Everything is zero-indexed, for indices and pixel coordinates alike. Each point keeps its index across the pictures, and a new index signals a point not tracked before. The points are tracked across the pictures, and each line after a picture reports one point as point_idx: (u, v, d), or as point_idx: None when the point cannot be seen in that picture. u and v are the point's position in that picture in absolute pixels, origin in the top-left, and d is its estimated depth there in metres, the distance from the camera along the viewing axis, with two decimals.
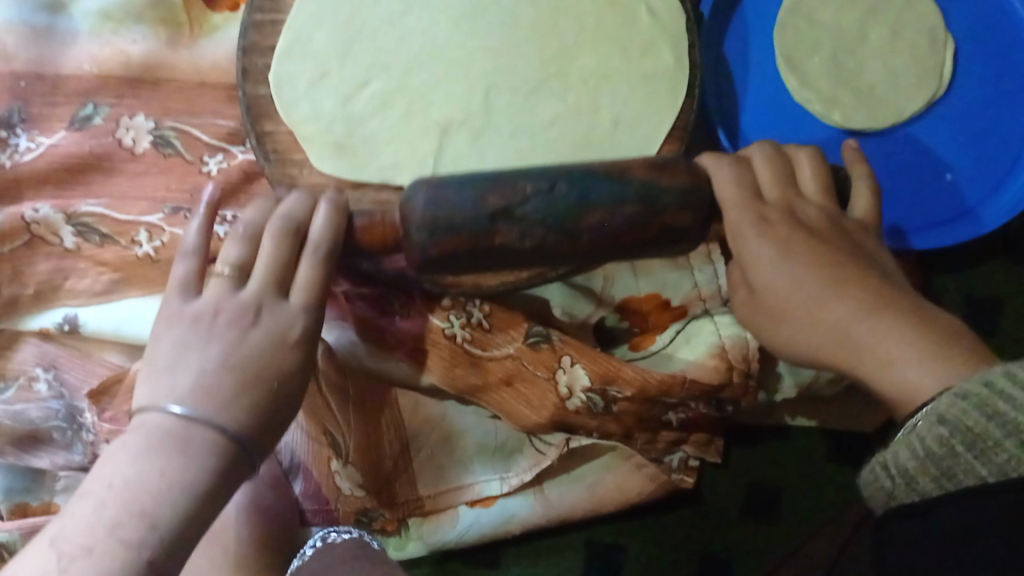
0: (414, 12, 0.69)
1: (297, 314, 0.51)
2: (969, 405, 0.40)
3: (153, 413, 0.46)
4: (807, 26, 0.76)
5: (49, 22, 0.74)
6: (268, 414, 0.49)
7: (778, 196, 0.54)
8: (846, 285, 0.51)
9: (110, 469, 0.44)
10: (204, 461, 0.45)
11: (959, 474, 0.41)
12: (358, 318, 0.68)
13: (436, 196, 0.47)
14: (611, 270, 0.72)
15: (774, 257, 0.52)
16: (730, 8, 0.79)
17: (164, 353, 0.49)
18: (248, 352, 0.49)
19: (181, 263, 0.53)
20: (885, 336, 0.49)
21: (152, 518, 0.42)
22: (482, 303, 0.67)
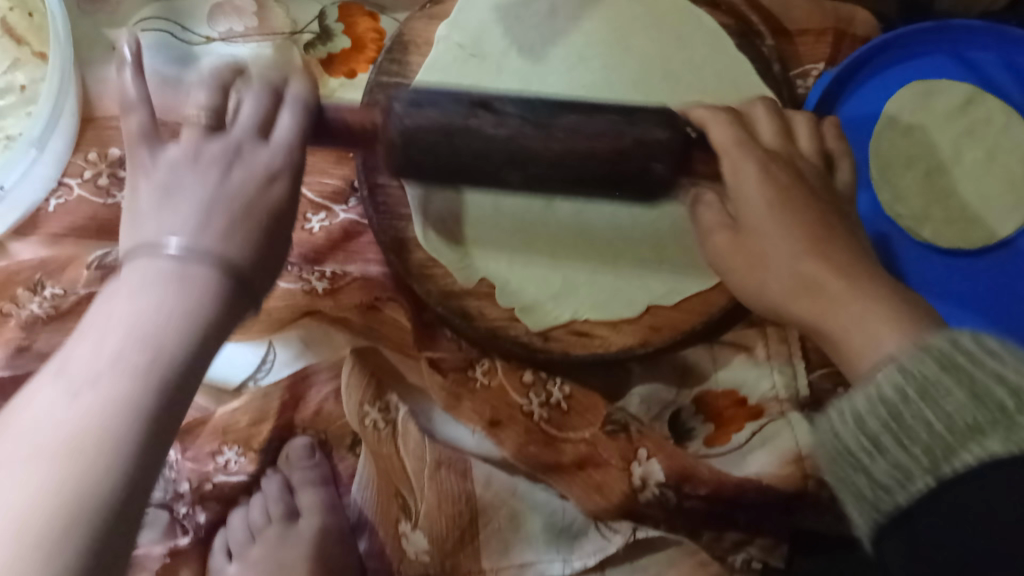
0: (529, 90, 0.72)
1: (276, 151, 0.50)
2: (927, 355, 0.39)
3: (155, 253, 0.43)
4: (903, 138, 0.77)
5: (176, 72, 0.77)
6: (264, 249, 0.47)
7: (778, 147, 0.58)
8: (824, 246, 0.51)
9: (105, 308, 0.40)
10: (198, 293, 0.42)
11: (908, 420, 0.38)
12: (439, 384, 0.71)
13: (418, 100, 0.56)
14: (691, 361, 0.74)
15: (768, 199, 0.53)
16: (834, 107, 0.80)
17: (146, 186, 0.47)
18: (230, 187, 0.47)
19: (135, 112, 0.51)
20: (855, 292, 0.47)
21: (157, 341, 0.39)
22: (563, 384, 0.72)
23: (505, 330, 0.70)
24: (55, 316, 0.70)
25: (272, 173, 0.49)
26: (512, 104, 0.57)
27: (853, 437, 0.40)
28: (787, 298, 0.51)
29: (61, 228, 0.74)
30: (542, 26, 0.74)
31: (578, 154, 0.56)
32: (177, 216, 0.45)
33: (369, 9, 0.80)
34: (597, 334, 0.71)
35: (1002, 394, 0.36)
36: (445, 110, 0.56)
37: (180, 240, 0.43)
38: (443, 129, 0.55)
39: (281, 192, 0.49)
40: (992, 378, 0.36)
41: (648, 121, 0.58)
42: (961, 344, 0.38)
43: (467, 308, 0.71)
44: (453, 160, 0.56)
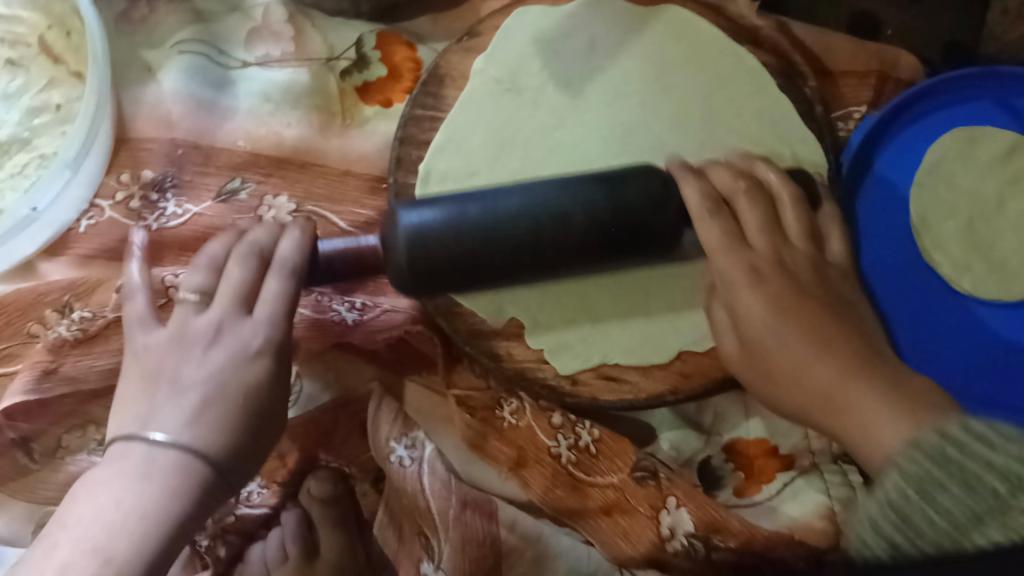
0: (567, 126, 0.71)
1: (259, 326, 0.59)
2: (920, 454, 0.46)
3: (133, 444, 0.53)
4: (945, 188, 0.77)
5: (213, 97, 0.78)
6: (241, 447, 0.55)
7: (767, 245, 0.62)
8: (829, 351, 0.57)
9: (71, 511, 0.50)
10: (165, 486, 0.51)
11: (915, 518, 0.44)
12: (464, 423, 0.70)
13: (418, 216, 0.57)
14: (722, 408, 0.73)
15: (763, 312, 0.60)
16: (868, 158, 0.79)
17: (128, 395, 0.56)
18: (232, 379, 0.57)
19: (136, 298, 0.62)
20: (862, 403, 0.53)
21: (106, 553, 0.48)
22: (592, 427, 0.70)
23: (534, 370, 0.70)
24: (82, 341, 0.69)
25: (257, 353, 0.58)
26: (513, 193, 0.59)
27: (893, 532, 0.45)
28: (806, 404, 0.57)
29: (91, 250, 0.73)
30: (581, 62, 0.73)
31: (570, 226, 0.58)
32: (138, 412, 0.55)
33: (407, 38, 0.79)
34: (627, 379, 0.70)
35: (993, 479, 0.43)
36: (452, 212, 0.58)
37: (166, 436, 0.53)
38: (451, 229, 0.57)
39: (264, 368, 0.58)
40: (983, 465, 0.43)
41: (625, 181, 0.60)
42: (954, 439, 0.46)
43: (496, 350, 0.70)
44: (481, 261, 0.58)
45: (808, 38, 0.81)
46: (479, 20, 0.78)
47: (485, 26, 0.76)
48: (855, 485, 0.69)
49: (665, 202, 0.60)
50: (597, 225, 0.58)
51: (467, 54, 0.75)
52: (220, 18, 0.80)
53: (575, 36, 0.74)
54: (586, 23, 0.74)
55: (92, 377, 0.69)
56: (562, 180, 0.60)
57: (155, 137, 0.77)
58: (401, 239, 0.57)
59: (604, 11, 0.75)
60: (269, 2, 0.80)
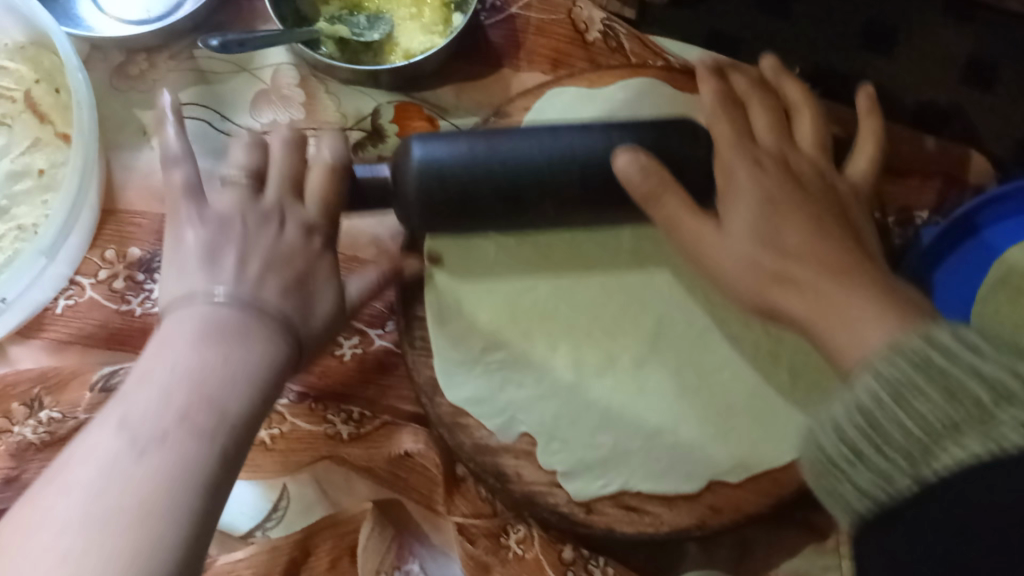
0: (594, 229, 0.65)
1: (313, 216, 0.57)
2: (900, 356, 0.40)
3: (190, 309, 0.47)
4: (1014, 305, 0.68)
5: (209, 167, 0.71)
6: (307, 316, 0.52)
7: (774, 146, 0.58)
8: (821, 225, 0.52)
9: (157, 365, 0.43)
10: (258, 334, 0.47)
11: (884, 424, 0.39)
12: (465, 552, 0.64)
13: (435, 144, 0.57)
14: (750, 543, 0.66)
15: (757, 198, 0.53)
16: (926, 273, 0.70)
17: (194, 248, 0.52)
18: (285, 244, 0.54)
19: (176, 166, 0.56)
20: (839, 302, 0.47)
21: (218, 402, 0.42)
22: (606, 562, 0.65)
23: (545, 497, 0.63)
24: (50, 443, 0.62)
25: (314, 226, 0.57)
26: (522, 139, 0.58)
27: (837, 446, 0.42)
28: (761, 285, 0.51)
29: (68, 334, 0.67)
30: None
31: (588, 160, 0.57)
32: (207, 266, 0.50)
33: (427, 112, 0.73)
34: (649, 511, 0.63)
35: (977, 391, 0.37)
36: (474, 144, 0.58)
37: (229, 291, 0.48)
38: (470, 166, 0.57)
39: (321, 244, 0.56)
40: (968, 372, 0.37)
41: (666, 129, 0.59)
42: (941, 346, 0.39)
43: (502, 470, 0.63)
44: (469, 198, 0.57)
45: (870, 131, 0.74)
46: (508, 98, 0.71)
47: (514, 106, 0.70)
48: None
49: (710, 154, 0.58)
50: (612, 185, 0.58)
51: None
52: (225, 78, 0.73)
53: None
54: (619, 112, 0.67)
55: None
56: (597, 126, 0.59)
57: (145, 210, 0.70)
58: (412, 173, 0.57)
59: (648, 97, 0.69)
60: (280, 64, 0.73)
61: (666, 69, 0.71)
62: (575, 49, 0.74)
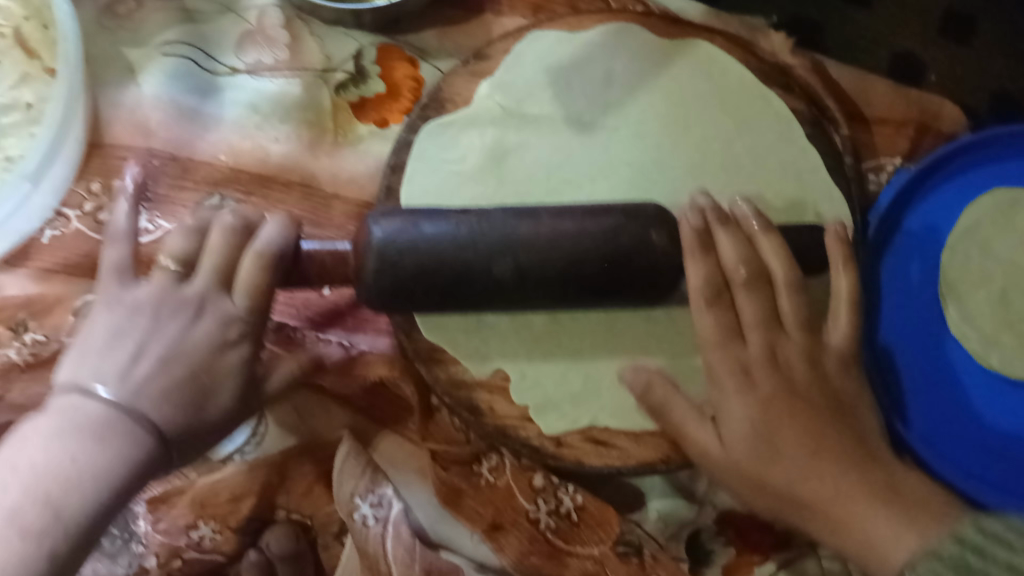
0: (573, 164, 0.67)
1: (235, 313, 0.57)
2: (942, 566, 0.49)
3: (80, 400, 0.50)
4: (979, 254, 0.71)
5: (197, 104, 0.73)
6: (201, 420, 0.53)
7: (761, 337, 0.59)
8: (822, 447, 0.56)
9: (20, 454, 0.47)
10: (123, 449, 0.48)
11: None
12: (439, 480, 0.65)
13: (392, 227, 0.55)
14: (716, 477, 0.68)
15: (753, 420, 0.57)
16: (898, 219, 0.73)
17: (98, 336, 0.54)
18: (196, 337, 0.55)
19: (116, 246, 0.58)
20: (858, 509, 0.53)
21: (58, 507, 0.45)
22: (575, 492, 0.66)
23: (516, 430, 0.64)
24: (34, 363, 0.65)
25: (234, 318, 0.56)
26: (472, 221, 0.56)
27: None
28: (750, 492, 0.58)
29: (53, 263, 0.68)
30: (597, 96, 0.69)
31: (577, 249, 0.56)
32: (99, 364, 0.52)
33: (409, 55, 0.74)
34: (616, 445, 0.64)
35: (1001, 573, 0.47)
36: (439, 226, 0.56)
37: (110, 395, 0.50)
38: (427, 253, 0.55)
39: (236, 358, 0.56)
40: (1005, 567, 0.47)
41: (637, 221, 0.58)
42: (973, 544, 0.49)
43: (475, 404, 0.65)
44: (454, 279, 0.55)
45: (844, 80, 0.76)
46: (491, 41, 0.73)
47: (494, 49, 0.70)
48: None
49: (655, 258, 0.57)
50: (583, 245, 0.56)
51: (474, 81, 0.69)
52: (211, 18, 0.74)
53: (593, 66, 0.70)
54: (606, 54, 0.70)
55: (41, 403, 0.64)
56: (564, 209, 0.58)
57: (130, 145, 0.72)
58: (371, 247, 0.55)
59: (625, 42, 0.70)
60: (265, 5, 0.75)
61: (645, 14, 0.72)
62: None
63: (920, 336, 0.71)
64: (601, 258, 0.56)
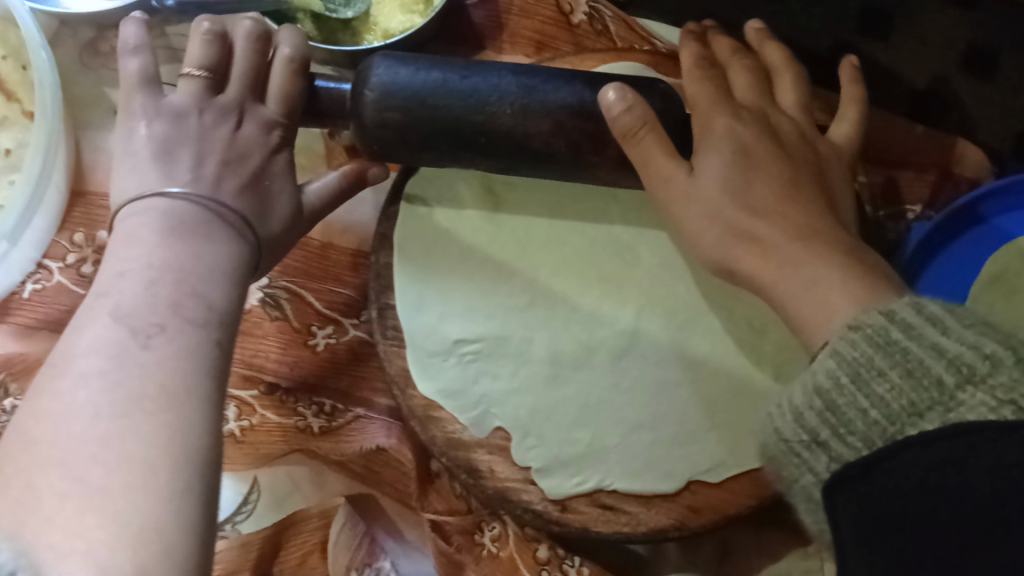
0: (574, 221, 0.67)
1: (265, 122, 0.55)
2: (863, 338, 0.40)
3: (157, 199, 0.48)
4: (1009, 300, 0.64)
5: None
6: (283, 215, 0.54)
7: (756, 104, 0.57)
8: (794, 201, 0.51)
9: (127, 250, 0.45)
10: (218, 251, 0.47)
11: (843, 407, 0.39)
12: (438, 551, 0.62)
13: (391, 69, 0.54)
14: (730, 543, 0.65)
15: (730, 156, 0.52)
16: (918, 267, 0.68)
17: (144, 146, 0.51)
18: (239, 142, 0.53)
19: (129, 60, 0.54)
20: (810, 261, 0.48)
21: (206, 296, 0.45)
22: (581, 564, 0.63)
23: (518, 493, 0.61)
24: None
25: (273, 123, 0.55)
26: (478, 75, 0.54)
27: (793, 430, 0.42)
28: (723, 255, 0.51)
29: (35, 320, 0.65)
30: None
31: (570, 111, 0.54)
32: (175, 168, 0.50)
33: None
34: (625, 510, 0.62)
35: (938, 368, 0.36)
36: (433, 78, 0.54)
37: (183, 189, 0.48)
38: (416, 94, 0.53)
39: (285, 155, 0.56)
40: (929, 352, 0.37)
41: (644, 92, 0.56)
42: (903, 322, 0.39)
43: (476, 467, 0.61)
44: (430, 119, 0.53)
45: (861, 120, 0.72)
46: None
47: None
48: None
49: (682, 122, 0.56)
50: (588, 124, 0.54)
51: None
52: None
53: None
54: None
55: None
56: (567, 74, 0.57)
57: None
58: (370, 91, 0.53)
59: None
60: None
61: (652, 52, 0.69)
62: (562, 32, 0.72)
63: None
64: (574, 111, 0.54)
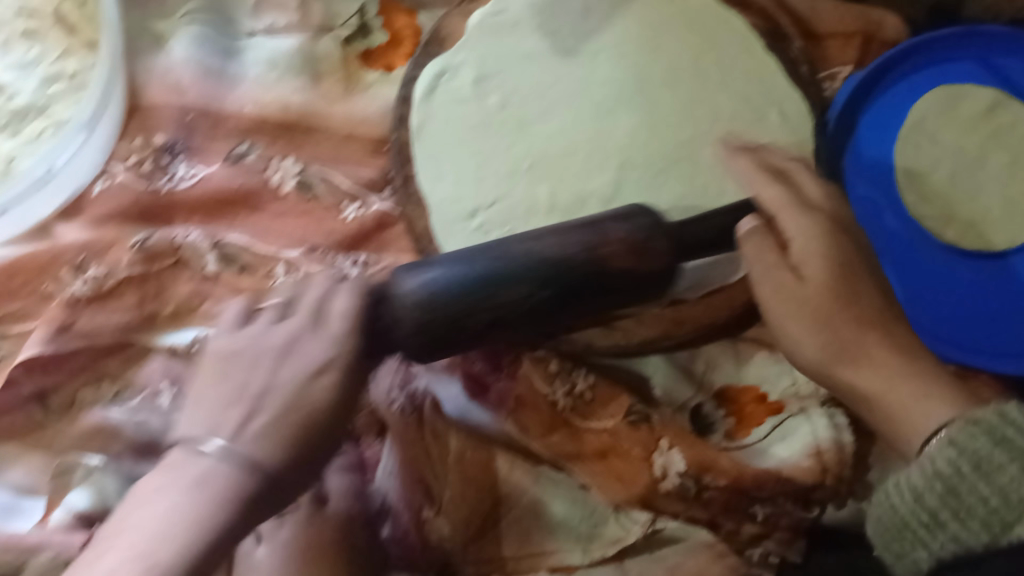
0: (562, 85, 0.76)
1: (326, 343, 0.58)
2: (980, 432, 0.53)
3: (192, 456, 0.53)
4: (929, 143, 0.80)
5: (222, 65, 0.81)
6: (302, 453, 0.55)
7: (805, 248, 0.64)
8: (875, 331, 0.62)
9: (101, 560, 0.50)
10: (219, 493, 0.51)
11: (964, 493, 0.52)
12: (466, 371, 0.73)
13: (417, 281, 0.60)
14: (714, 357, 0.77)
15: (823, 302, 0.62)
16: (854, 118, 0.82)
17: (214, 395, 0.56)
18: (286, 386, 0.56)
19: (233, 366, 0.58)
20: (909, 385, 0.61)
21: (151, 559, 0.49)
22: (587, 374, 0.74)
23: None
24: (97, 296, 0.73)
25: (324, 367, 0.57)
26: (500, 250, 0.60)
27: (913, 510, 0.55)
28: (827, 357, 0.63)
29: (105, 211, 0.76)
30: (576, 24, 0.77)
31: (594, 261, 0.60)
32: (212, 416, 0.55)
33: (407, 6, 0.83)
34: (621, 326, 0.72)
35: None
36: (457, 272, 0.60)
37: (218, 450, 0.53)
38: (447, 305, 0.59)
39: (330, 382, 0.57)
40: None
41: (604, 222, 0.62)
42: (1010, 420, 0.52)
43: None
44: (472, 328, 0.60)
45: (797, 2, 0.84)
46: None
47: None
48: (843, 429, 0.72)
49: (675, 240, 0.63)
50: (592, 267, 0.60)
51: (466, 17, 0.78)
52: None
53: None
54: None
55: (105, 332, 0.73)
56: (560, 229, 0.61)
57: (165, 103, 0.80)
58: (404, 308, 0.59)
59: None
60: None
61: None
62: None
63: (883, 221, 0.79)
64: (607, 253, 0.60)
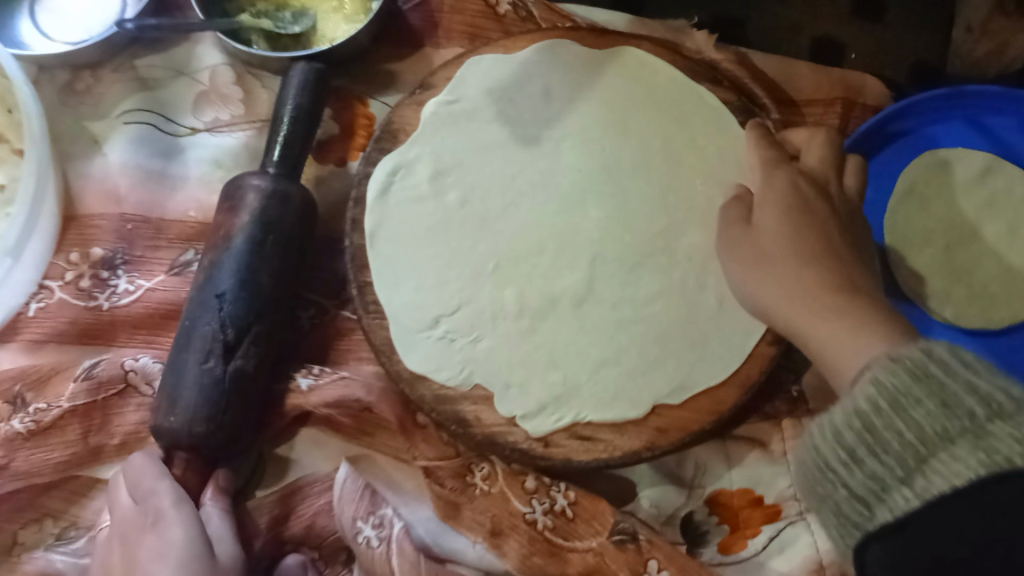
0: (526, 176, 0.71)
1: (164, 484, 0.62)
2: (901, 369, 0.43)
3: None
4: (919, 213, 0.76)
5: (162, 167, 0.76)
6: None
7: (780, 176, 0.68)
8: (812, 264, 0.62)
9: None
10: None
11: (881, 430, 0.42)
12: (436, 494, 0.68)
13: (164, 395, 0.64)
14: (703, 458, 0.72)
15: (782, 231, 0.65)
16: None
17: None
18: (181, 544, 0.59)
19: (144, 471, 0.63)
20: (824, 317, 0.58)
21: None
22: (567, 489, 0.69)
23: (504, 436, 0.67)
24: (36, 431, 0.67)
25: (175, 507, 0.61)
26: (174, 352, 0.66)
27: (831, 451, 0.45)
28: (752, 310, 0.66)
29: (41, 334, 0.71)
30: (537, 109, 0.72)
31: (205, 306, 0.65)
32: None
33: (359, 94, 0.78)
34: (602, 438, 0.67)
35: (972, 402, 0.39)
36: (196, 375, 0.63)
37: None
38: (207, 397, 0.63)
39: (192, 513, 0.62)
40: (965, 386, 0.40)
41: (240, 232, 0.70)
42: (939, 359, 0.42)
43: (461, 414, 0.67)
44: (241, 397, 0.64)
45: (770, 69, 0.79)
46: (432, 71, 0.76)
47: (437, 78, 0.74)
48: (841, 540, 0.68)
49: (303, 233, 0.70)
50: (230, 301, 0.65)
51: (420, 107, 0.73)
52: (165, 83, 0.77)
53: (531, 82, 0.73)
54: (541, 70, 0.73)
55: (46, 470, 0.67)
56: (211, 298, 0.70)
57: (103, 214, 0.74)
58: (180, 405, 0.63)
59: (557, 58, 0.74)
60: (215, 64, 0.78)
61: (574, 29, 0.75)
62: (490, 23, 0.79)
63: None
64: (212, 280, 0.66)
